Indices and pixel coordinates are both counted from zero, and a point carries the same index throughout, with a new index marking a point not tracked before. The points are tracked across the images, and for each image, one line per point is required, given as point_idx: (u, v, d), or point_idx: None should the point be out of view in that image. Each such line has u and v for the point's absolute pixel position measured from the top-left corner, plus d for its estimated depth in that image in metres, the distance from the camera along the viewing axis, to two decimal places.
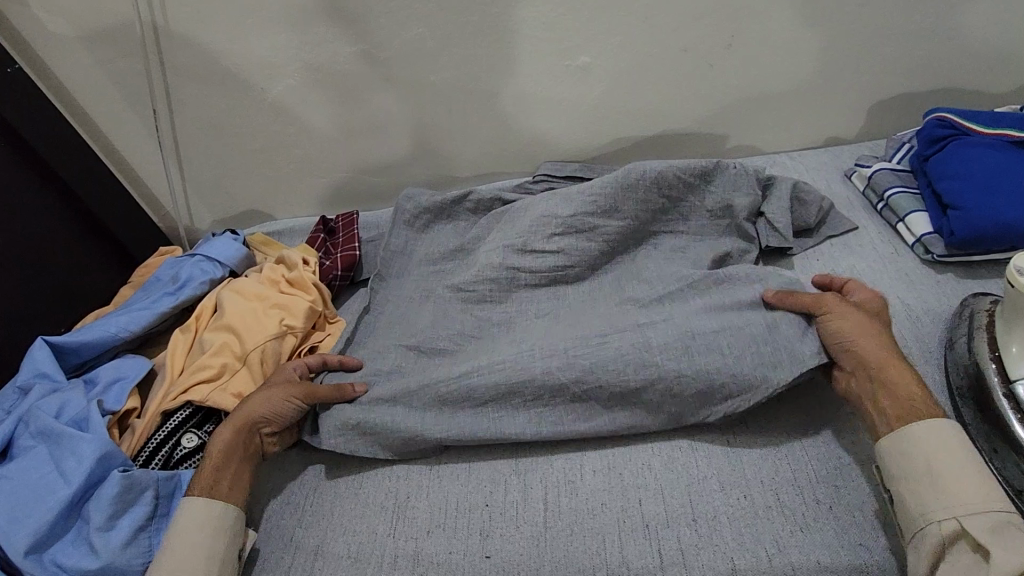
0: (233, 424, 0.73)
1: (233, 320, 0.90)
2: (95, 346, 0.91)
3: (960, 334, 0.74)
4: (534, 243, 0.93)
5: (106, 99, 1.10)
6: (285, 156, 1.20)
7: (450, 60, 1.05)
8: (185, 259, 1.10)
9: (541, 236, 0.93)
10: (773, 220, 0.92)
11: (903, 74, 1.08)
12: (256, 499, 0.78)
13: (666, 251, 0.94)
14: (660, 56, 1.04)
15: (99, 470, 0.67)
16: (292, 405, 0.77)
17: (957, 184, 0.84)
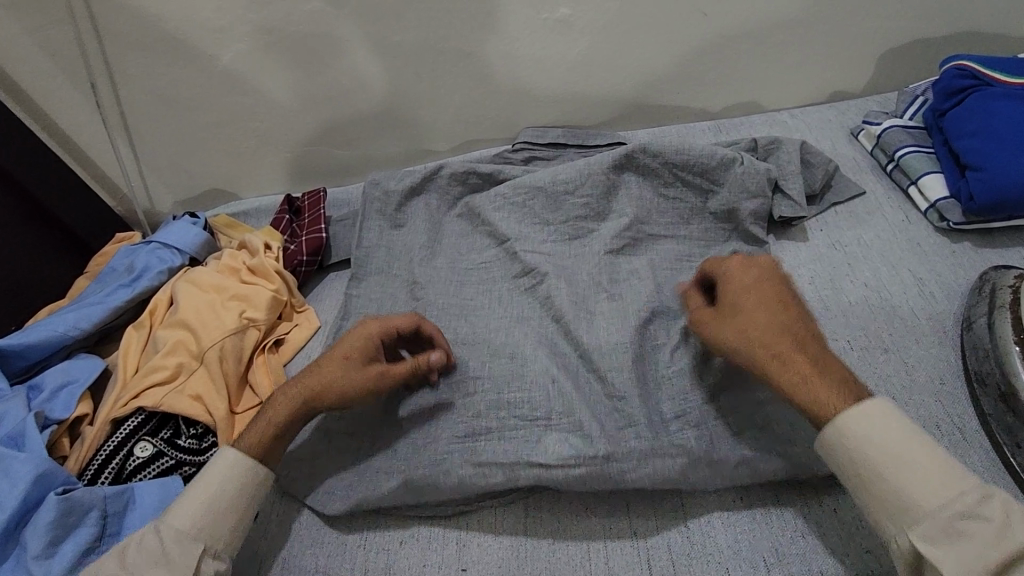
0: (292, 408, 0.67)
1: (187, 316, 0.83)
2: (42, 347, 0.85)
3: (980, 312, 0.68)
4: (519, 247, 0.89)
5: (40, 72, 1.00)
6: (245, 129, 1.10)
7: (416, 18, 0.95)
8: (141, 247, 1.02)
9: (531, 239, 0.89)
10: (785, 187, 0.85)
11: (917, 19, 0.98)
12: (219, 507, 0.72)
13: (671, 259, 0.85)
14: (648, 6, 0.94)
15: (38, 491, 0.62)
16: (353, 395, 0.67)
17: (978, 143, 0.75)
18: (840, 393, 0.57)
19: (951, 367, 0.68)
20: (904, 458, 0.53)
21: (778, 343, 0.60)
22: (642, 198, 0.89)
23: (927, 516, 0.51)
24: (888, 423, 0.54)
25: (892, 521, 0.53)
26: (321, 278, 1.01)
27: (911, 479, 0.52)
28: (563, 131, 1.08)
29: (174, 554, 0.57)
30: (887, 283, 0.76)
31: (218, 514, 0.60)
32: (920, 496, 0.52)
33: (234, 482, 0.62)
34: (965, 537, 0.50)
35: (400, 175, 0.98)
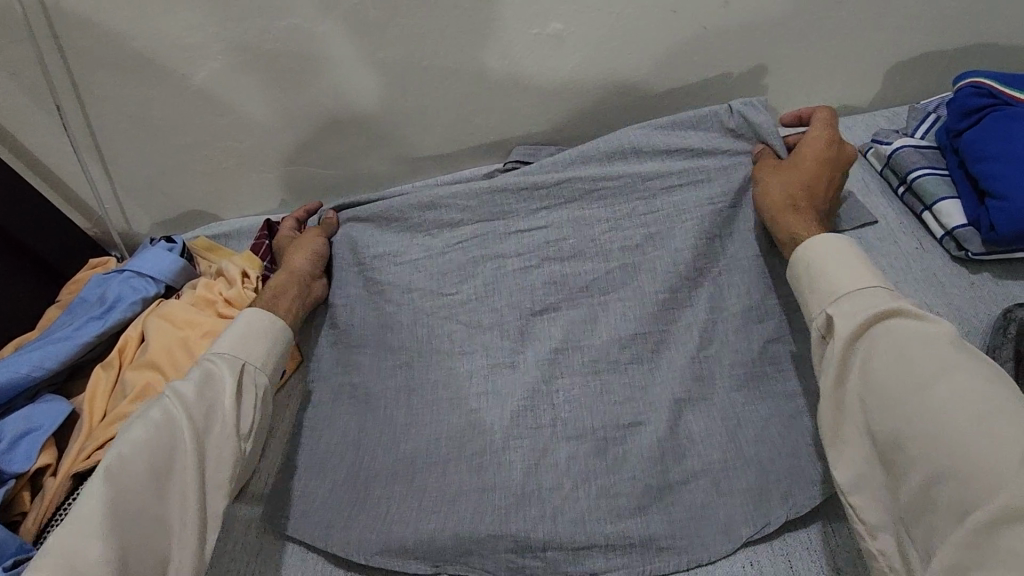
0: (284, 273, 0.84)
1: (159, 355, 0.78)
2: (5, 389, 0.80)
3: (1004, 354, 0.63)
4: (509, 224, 0.84)
5: (3, 92, 0.94)
6: (223, 150, 1.05)
7: (399, 33, 0.89)
8: (114, 277, 0.97)
9: (523, 213, 0.84)
10: None
11: (927, 32, 0.94)
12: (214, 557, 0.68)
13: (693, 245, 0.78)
14: (645, 20, 0.89)
15: None
16: (316, 252, 0.86)
17: (997, 168, 0.70)
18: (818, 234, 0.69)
19: None
20: (838, 267, 0.64)
21: (815, 184, 0.74)
22: None
23: (839, 297, 0.62)
24: (839, 247, 0.65)
25: (817, 306, 0.64)
26: None
27: (835, 271, 0.64)
28: (557, 148, 1.03)
29: (214, 366, 0.67)
30: None
31: (251, 345, 0.71)
32: (838, 286, 0.63)
33: (259, 325, 0.72)
34: (863, 307, 0.60)
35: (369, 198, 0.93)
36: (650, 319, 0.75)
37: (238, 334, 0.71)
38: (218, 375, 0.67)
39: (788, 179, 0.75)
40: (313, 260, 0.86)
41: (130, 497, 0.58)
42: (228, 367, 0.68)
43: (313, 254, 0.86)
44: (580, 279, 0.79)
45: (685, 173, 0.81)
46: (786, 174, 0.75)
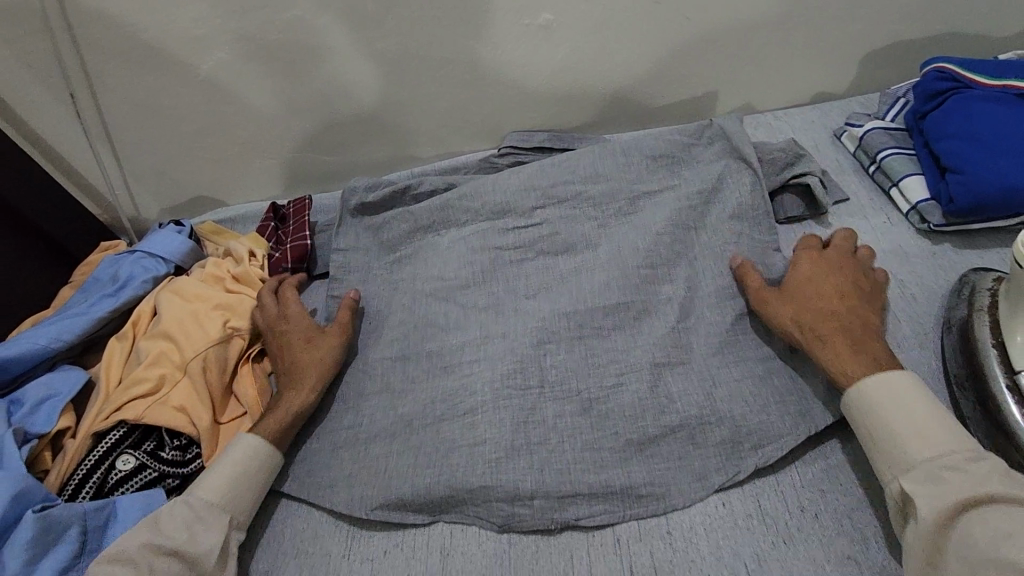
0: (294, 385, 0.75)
1: (170, 326, 0.83)
2: (25, 360, 0.84)
3: (958, 315, 0.68)
4: (512, 219, 0.89)
5: (19, 82, 0.99)
6: (228, 138, 1.10)
7: (397, 24, 0.94)
8: (125, 257, 1.01)
9: (523, 209, 0.89)
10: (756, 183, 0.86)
11: (899, 22, 0.99)
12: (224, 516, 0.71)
13: (676, 217, 0.83)
14: (631, 10, 0.93)
15: (15, 508, 0.61)
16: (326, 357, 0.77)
17: (957, 146, 0.76)
18: (870, 368, 0.63)
19: (931, 370, 0.68)
20: (915, 421, 0.58)
21: (830, 299, 0.69)
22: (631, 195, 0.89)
23: (916, 462, 0.56)
24: (908, 389, 0.60)
25: (889, 471, 0.58)
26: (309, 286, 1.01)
27: (913, 428, 0.58)
28: (548, 134, 1.07)
29: (200, 528, 0.62)
30: None
31: (241, 492, 0.67)
32: (914, 445, 0.57)
33: (257, 461, 0.69)
34: (948, 485, 0.54)
35: (376, 185, 0.99)
36: (637, 290, 0.79)
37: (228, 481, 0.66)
38: (201, 538, 0.62)
39: (804, 302, 0.70)
40: (324, 366, 0.77)
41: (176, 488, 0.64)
42: (219, 530, 0.63)
43: (325, 361, 0.77)
44: (576, 261, 0.83)
45: (664, 168, 0.89)
46: (798, 297, 0.71)
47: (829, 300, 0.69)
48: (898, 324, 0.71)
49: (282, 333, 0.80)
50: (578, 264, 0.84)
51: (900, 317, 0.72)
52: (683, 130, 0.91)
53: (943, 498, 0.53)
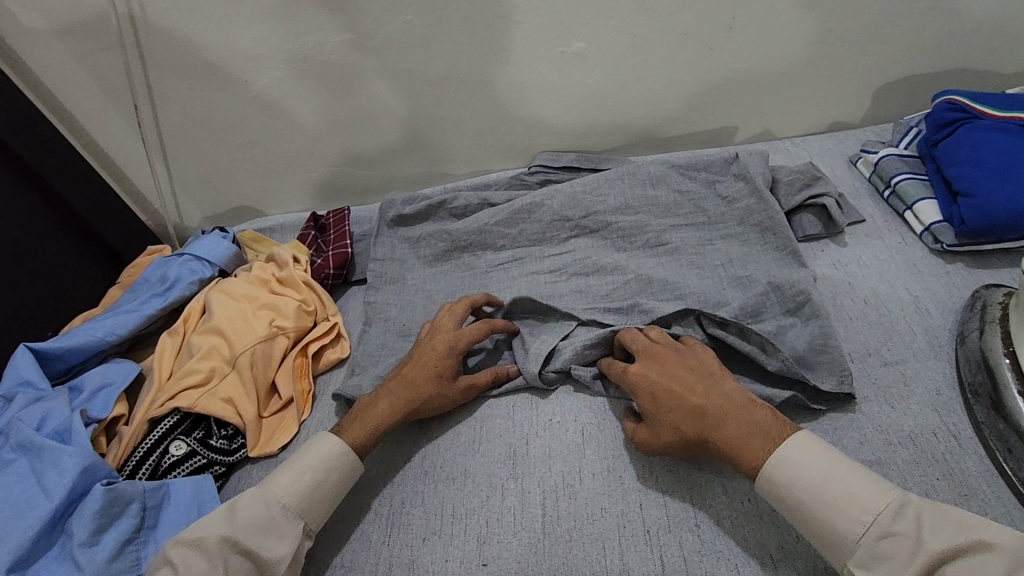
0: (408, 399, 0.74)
1: (221, 322, 0.88)
2: (81, 350, 0.88)
3: (971, 327, 0.72)
4: (545, 249, 0.96)
5: (87, 95, 1.07)
6: (274, 151, 1.16)
7: (439, 49, 1.01)
8: (173, 259, 1.06)
9: (556, 241, 0.96)
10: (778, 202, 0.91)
11: (909, 57, 1.05)
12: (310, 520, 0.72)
13: (692, 245, 0.90)
14: (657, 41, 1.00)
15: (83, 483, 0.66)
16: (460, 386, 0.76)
17: (968, 171, 0.81)
18: (764, 441, 0.61)
19: (946, 380, 0.71)
20: (836, 492, 0.56)
21: (665, 399, 0.67)
22: (658, 210, 0.94)
23: (854, 547, 0.54)
24: (807, 458, 0.59)
25: (836, 555, 0.56)
26: (346, 292, 1.06)
27: (837, 507, 0.56)
28: (576, 154, 1.13)
29: (274, 535, 0.62)
30: (885, 299, 0.80)
31: (315, 498, 0.66)
32: (845, 525, 0.55)
33: (339, 471, 0.68)
34: (892, 560, 0.53)
35: (414, 198, 1.05)
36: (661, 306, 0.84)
37: (305, 485, 0.66)
38: (273, 543, 0.62)
39: (676, 400, 0.66)
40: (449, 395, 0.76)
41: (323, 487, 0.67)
42: (289, 541, 0.63)
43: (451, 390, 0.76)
44: (605, 286, 0.88)
45: (689, 190, 0.95)
46: (668, 399, 0.66)
47: (665, 402, 0.66)
48: (914, 337, 0.75)
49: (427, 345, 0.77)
50: (605, 282, 0.89)
51: (915, 330, 0.76)
52: (708, 158, 0.97)
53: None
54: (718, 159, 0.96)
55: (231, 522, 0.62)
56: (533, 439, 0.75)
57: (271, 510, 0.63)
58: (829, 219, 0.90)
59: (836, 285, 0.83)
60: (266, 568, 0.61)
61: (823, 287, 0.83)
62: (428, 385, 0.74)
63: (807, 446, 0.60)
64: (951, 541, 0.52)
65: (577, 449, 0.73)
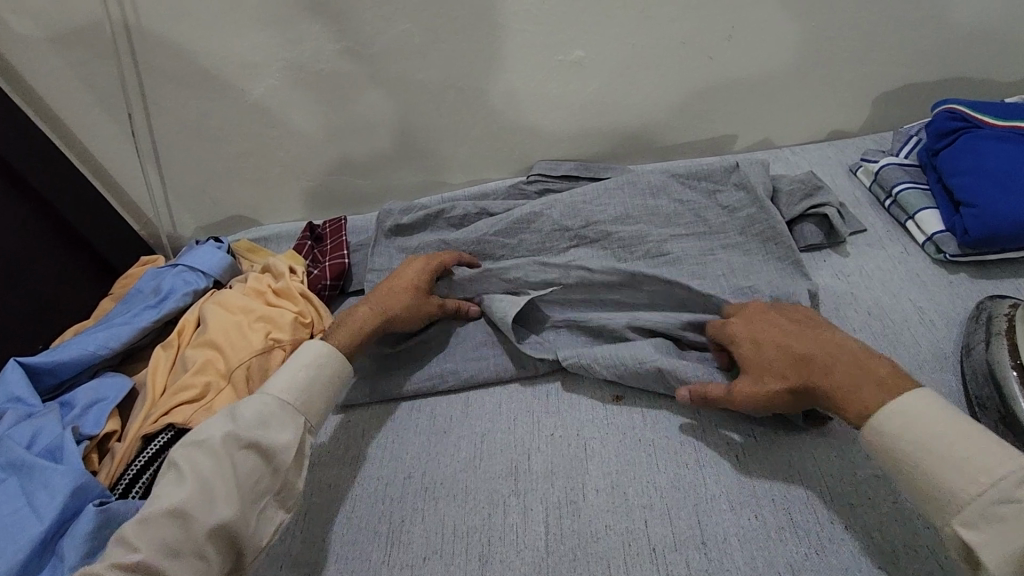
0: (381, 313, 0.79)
1: (216, 335, 0.86)
2: (73, 364, 0.86)
3: (977, 339, 0.71)
4: (546, 259, 0.95)
5: (80, 103, 1.05)
6: (270, 160, 1.15)
7: (438, 57, 1.00)
8: (167, 270, 1.04)
9: (555, 251, 0.96)
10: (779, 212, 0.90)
11: (908, 66, 1.05)
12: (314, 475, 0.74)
13: (694, 255, 0.90)
14: (657, 49, 1.00)
15: (75, 504, 0.64)
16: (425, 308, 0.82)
17: (969, 181, 0.81)
18: (879, 388, 0.58)
19: (953, 393, 0.70)
20: (955, 447, 0.52)
21: (773, 354, 0.66)
22: (659, 220, 0.94)
23: (964, 504, 0.51)
24: (924, 415, 0.55)
25: (940, 515, 0.53)
26: (343, 302, 1.05)
27: (947, 460, 0.52)
28: (575, 163, 1.12)
29: (275, 425, 0.65)
30: (889, 310, 0.79)
31: (312, 394, 0.69)
32: (955, 481, 0.51)
33: (329, 370, 0.71)
34: (1007, 526, 0.48)
35: (413, 208, 1.04)
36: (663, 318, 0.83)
37: (300, 383, 0.68)
38: (277, 433, 0.64)
39: (784, 353, 0.65)
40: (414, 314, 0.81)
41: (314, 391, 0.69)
42: (292, 432, 0.65)
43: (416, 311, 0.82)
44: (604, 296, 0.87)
45: (690, 199, 0.94)
46: (774, 353, 0.66)
47: (773, 357, 0.66)
48: (919, 348, 0.74)
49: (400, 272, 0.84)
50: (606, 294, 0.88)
51: (920, 341, 0.75)
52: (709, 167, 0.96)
53: (1002, 543, 0.48)
54: (718, 168, 0.95)
55: (234, 420, 0.64)
56: (535, 454, 0.74)
57: (269, 405, 0.66)
58: (829, 229, 0.89)
59: (838, 295, 0.82)
60: (275, 458, 0.63)
61: (825, 297, 0.82)
62: (400, 303, 0.80)
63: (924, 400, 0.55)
64: None
65: (580, 465, 0.72)
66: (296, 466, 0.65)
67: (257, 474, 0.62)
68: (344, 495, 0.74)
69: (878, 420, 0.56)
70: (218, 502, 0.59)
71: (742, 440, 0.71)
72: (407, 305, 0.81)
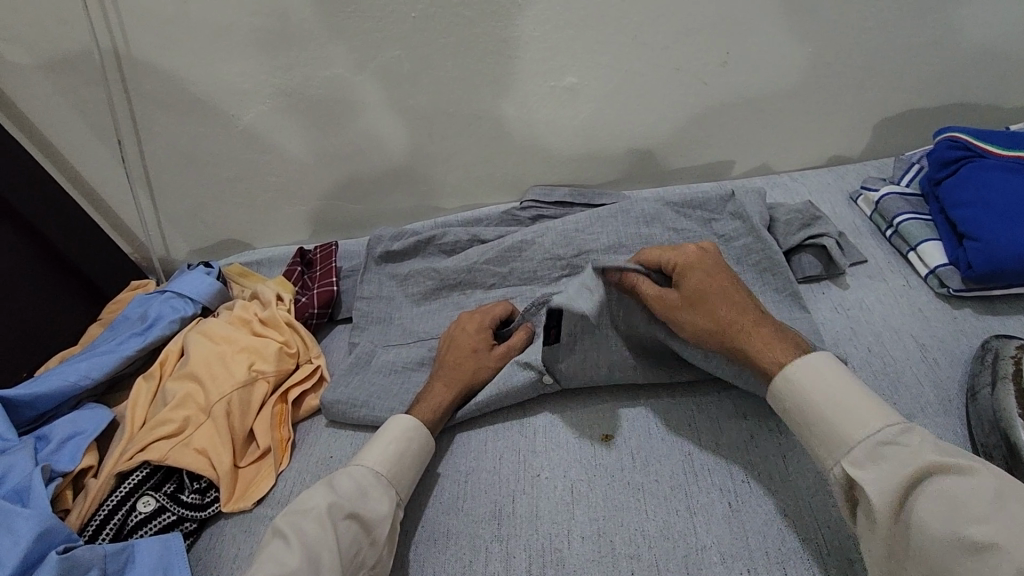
0: (450, 381, 0.77)
1: (197, 367, 0.84)
2: (53, 396, 0.85)
3: (983, 381, 0.68)
4: (537, 288, 0.93)
5: (70, 128, 1.05)
6: (262, 185, 1.14)
7: (429, 83, 0.99)
8: (155, 296, 1.03)
9: (547, 280, 0.93)
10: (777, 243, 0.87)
11: (909, 91, 1.03)
12: None
13: None
14: (652, 74, 0.98)
15: (38, 549, 0.62)
16: (492, 360, 0.79)
17: (973, 213, 0.78)
18: (791, 354, 0.64)
19: (958, 439, 0.67)
20: (844, 397, 0.57)
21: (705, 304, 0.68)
22: (653, 248, 0.91)
23: (850, 447, 0.55)
24: (831, 375, 0.59)
25: (830, 455, 0.57)
26: (331, 330, 1.03)
27: (835, 412, 0.57)
28: (570, 189, 1.10)
29: (372, 494, 0.65)
30: (890, 347, 0.76)
31: (403, 465, 0.69)
32: (845, 429, 0.56)
33: (417, 444, 0.71)
34: (885, 463, 0.53)
35: (403, 234, 1.03)
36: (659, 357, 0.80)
37: (389, 456, 0.68)
38: (373, 502, 0.64)
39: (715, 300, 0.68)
40: (484, 370, 0.78)
41: (404, 466, 0.69)
42: (388, 501, 0.65)
43: (485, 364, 0.79)
44: None
45: (685, 228, 0.92)
46: (704, 304, 0.68)
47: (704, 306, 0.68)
48: (922, 389, 0.71)
49: (454, 337, 0.82)
50: None
51: (923, 381, 0.72)
52: (706, 196, 0.94)
53: (887, 478, 0.52)
54: (713, 197, 0.93)
55: (333, 491, 0.65)
56: (521, 498, 0.71)
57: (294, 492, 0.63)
58: (830, 261, 0.87)
59: (839, 331, 0.79)
60: (370, 529, 0.63)
61: (825, 332, 0.79)
62: (465, 365, 0.78)
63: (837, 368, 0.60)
64: (948, 457, 0.51)
65: (566, 509, 0.69)
66: (388, 539, 0.64)
67: (356, 542, 0.62)
68: None
69: (786, 372, 0.62)
70: (322, 569, 0.58)
71: (735, 485, 0.68)
72: (472, 363, 0.78)
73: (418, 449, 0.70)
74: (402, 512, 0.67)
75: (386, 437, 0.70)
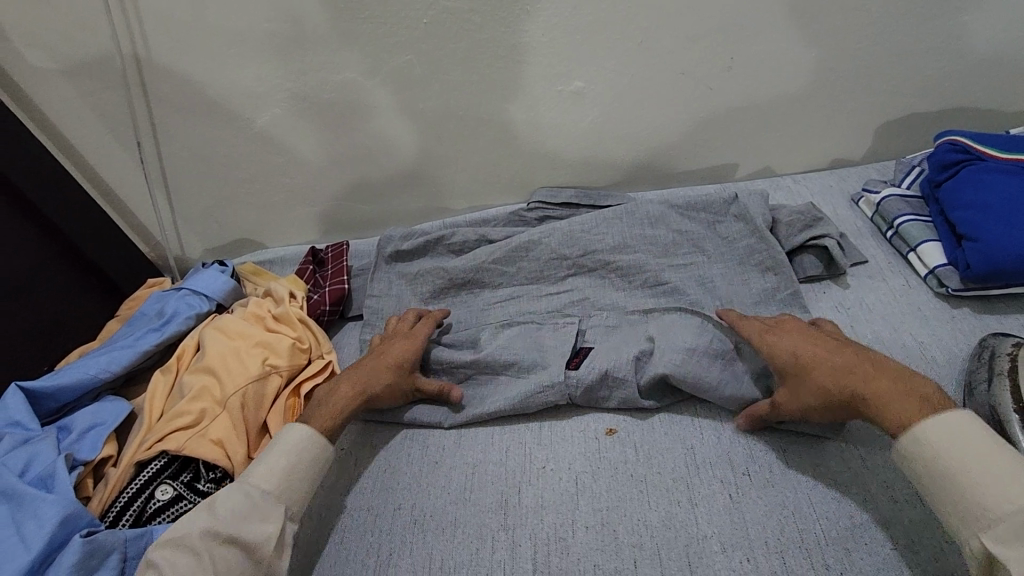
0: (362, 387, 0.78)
1: (213, 361, 0.87)
2: (75, 388, 0.87)
3: (979, 378, 0.69)
4: (543, 287, 0.95)
5: (91, 130, 1.08)
6: (275, 186, 1.17)
7: (440, 87, 1.02)
8: (171, 293, 1.05)
9: (553, 279, 0.95)
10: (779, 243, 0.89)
11: (911, 95, 1.04)
12: (310, 530, 0.74)
13: (692, 285, 0.89)
14: (657, 79, 1.00)
15: (62, 533, 0.65)
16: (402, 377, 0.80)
17: (972, 215, 0.79)
18: (915, 403, 0.59)
19: None
20: (987, 461, 0.54)
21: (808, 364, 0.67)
22: (657, 248, 0.93)
23: (995, 522, 0.52)
24: (968, 435, 0.55)
25: (967, 526, 0.54)
26: (342, 328, 1.06)
27: (972, 477, 0.54)
28: (575, 191, 1.12)
29: (258, 515, 0.64)
30: (889, 345, 0.78)
31: (292, 482, 0.68)
32: (989, 501, 0.52)
33: (308, 457, 0.70)
34: None
35: (412, 235, 1.05)
36: None
37: (277, 473, 0.67)
38: (256, 525, 0.64)
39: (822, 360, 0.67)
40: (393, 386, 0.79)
41: (292, 484, 0.68)
42: (274, 521, 0.65)
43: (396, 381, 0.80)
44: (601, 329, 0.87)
45: (688, 228, 0.94)
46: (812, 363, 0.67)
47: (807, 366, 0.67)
48: None
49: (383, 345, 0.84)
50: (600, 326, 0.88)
51: None
52: (710, 198, 0.96)
53: None
54: (716, 199, 0.95)
55: (213, 515, 0.64)
56: (527, 489, 0.73)
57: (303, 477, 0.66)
58: (830, 261, 0.88)
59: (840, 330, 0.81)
60: (254, 552, 0.63)
61: None
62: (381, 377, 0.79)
63: (969, 424, 0.56)
64: None
65: (570, 500, 0.71)
66: (277, 556, 0.64)
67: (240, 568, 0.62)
68: (332, 528, 0.74)
69: (916, 429, 0.57)
70: None
71: (735, 477, 0.70)
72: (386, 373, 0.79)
73: (309, 464, 0.70)
74: (293, 528, 0.67)
75: (280, 452, 0.69)
